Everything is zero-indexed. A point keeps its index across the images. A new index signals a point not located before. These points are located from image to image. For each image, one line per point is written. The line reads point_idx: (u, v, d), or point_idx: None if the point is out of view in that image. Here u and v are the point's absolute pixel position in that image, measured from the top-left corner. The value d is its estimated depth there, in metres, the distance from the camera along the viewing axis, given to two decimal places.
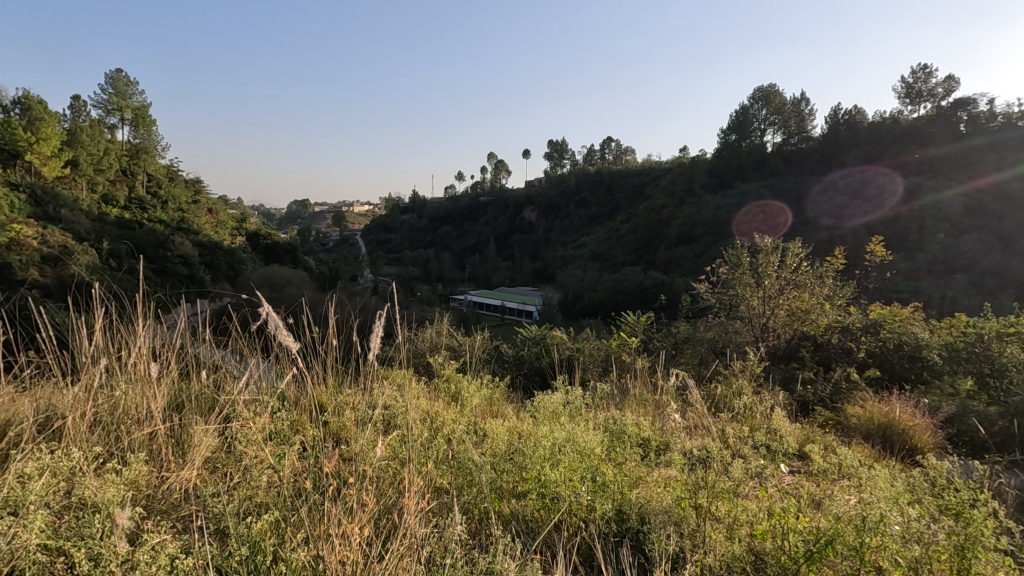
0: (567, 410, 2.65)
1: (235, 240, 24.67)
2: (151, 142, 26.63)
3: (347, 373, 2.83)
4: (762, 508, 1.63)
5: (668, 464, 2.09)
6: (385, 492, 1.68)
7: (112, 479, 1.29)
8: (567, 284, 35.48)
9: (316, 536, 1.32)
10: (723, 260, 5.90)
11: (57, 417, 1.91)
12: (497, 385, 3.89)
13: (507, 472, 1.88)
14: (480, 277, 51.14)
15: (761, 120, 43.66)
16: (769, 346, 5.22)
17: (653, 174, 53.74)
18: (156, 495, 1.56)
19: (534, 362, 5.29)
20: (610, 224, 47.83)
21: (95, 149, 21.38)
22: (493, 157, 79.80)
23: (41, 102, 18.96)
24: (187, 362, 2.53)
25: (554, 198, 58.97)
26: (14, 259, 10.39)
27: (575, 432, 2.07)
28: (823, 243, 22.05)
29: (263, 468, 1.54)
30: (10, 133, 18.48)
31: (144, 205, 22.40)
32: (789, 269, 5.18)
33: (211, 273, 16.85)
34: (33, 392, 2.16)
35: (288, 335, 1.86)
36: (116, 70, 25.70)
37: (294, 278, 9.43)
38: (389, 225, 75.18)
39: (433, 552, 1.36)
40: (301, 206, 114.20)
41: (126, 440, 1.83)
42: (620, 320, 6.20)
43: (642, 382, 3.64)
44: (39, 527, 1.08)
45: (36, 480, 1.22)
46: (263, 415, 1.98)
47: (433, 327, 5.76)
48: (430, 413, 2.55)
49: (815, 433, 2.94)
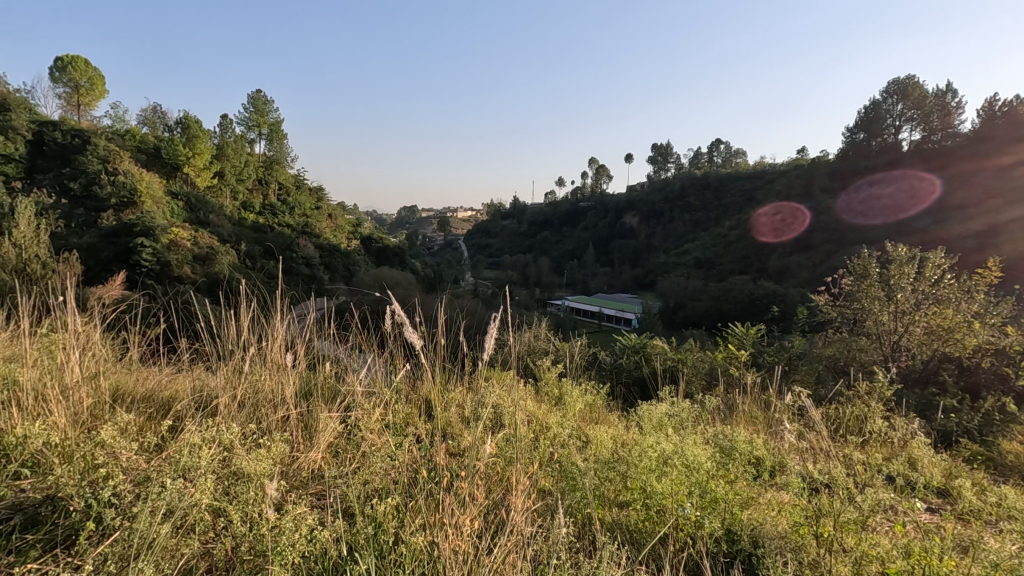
0: (672, 422, 2.57)
1: (351, 244, 26.54)
2: (283, 154, 29.25)
3: (454, 371, 2.91)
4: (898, 546, 1.48)
5: (784, 487, 1.94)
6: (493, 488, 1.74)
7: (260, 455, 1.44)
8: (669, 292, 34.31)
9: (432, 523, 1.39)
10: (847, 270, 5.41)
11: (211, 397, 2.18)
12: (600, 391, 3.84)
13: (610, 480, 1.86)
14: (578, 283, 50.72)
15: (896, 116, 39.11)
16: (901, 367, 4.70)
17: (767, 177, 50.23)
18: (289, 470, 1.73)
19: (632, 371, 5.18)
20: (717, 231, 45.39)
21: (237, 161, 23.88)
22: (595, 163, 79.47)
23: (197, 121, 21.72)
24: (314, 354, 2.79)
25: (657, 203, 57.15)
26: (173, 258, 12.02)
27: (684, 445, 1.99)
28: (972, 253, 19.29)
29: (383, 457, 1.66)
30: (173, 149, 21.44)
31: (275, 211, 24.91)
32: (929, 281, 4.61)
33: (329, 273, 18.24)
34: (190, 375, 2.50)
35: (412, 332, 1.99)
36: (256, 90, 28.72)
37: (402, 279, 9.87)
38: (491, 230, 77.10)
39: (539, 551, 1.38)
40: (411, 214, 121.88)
41: (264, 421, 2.03)
42: (727, 332, 5.84)
43: (752, 399, 3.44)
44: (205, 492, 1.23)
45: (203, 450, 1.39)
46: (379, 408, 2.15)
47: (535, 330, 5.83)
48: (536, 415, 2.60)
49: (963, 468, 2.57)
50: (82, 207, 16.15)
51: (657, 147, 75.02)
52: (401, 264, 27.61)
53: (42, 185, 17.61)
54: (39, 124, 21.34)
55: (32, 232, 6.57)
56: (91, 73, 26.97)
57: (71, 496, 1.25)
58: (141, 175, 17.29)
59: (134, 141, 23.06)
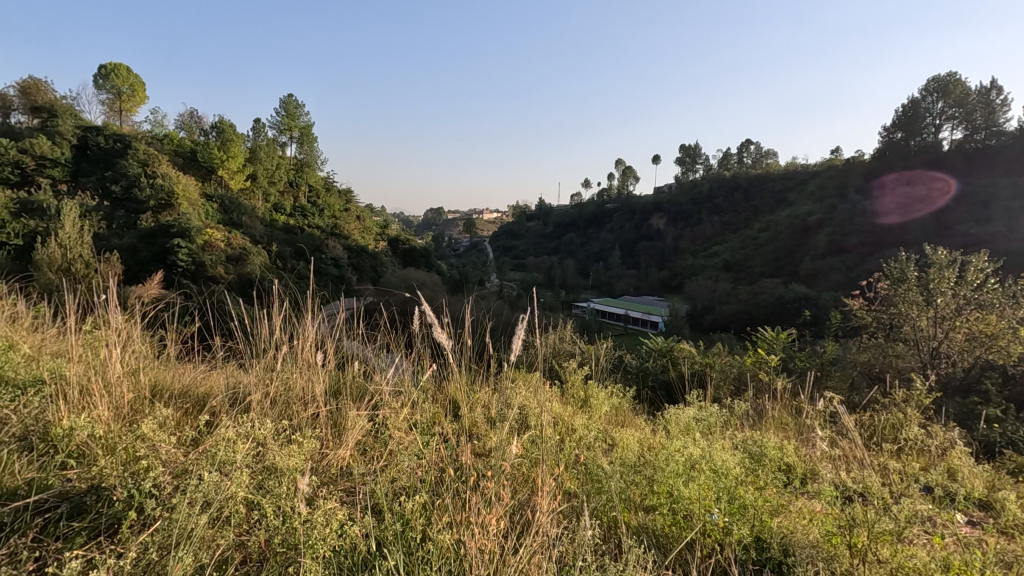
0: (700, 426, 2.52)
1: (378, 245, 26.86)
2: (313, 157, 29.79)
3: (480, 371, 2.92)
4: (936, 558, 1.43)
5: (816, 496, 1.88)
6: (519, 489, 1.75)
7: (293, 451, 1.48)
8: (697, 295, 33.82)
9: (459, 521, 1.39)
10: (883, 274, 5.26)
11: (244, 393, 2.24)
12: (625, 394, 3.79)
13: (636, 484, 1.84)
14: (604, 286, 50.35)
15: (936, 114, 37.67)
16: (942, 374, 4.52)
17: (799, 178, 49.06)
18: (318, 466, 1.77)
19: (658, 375, 5.10)
20: (747, 233, 44.54)
21: (269, 164, 24.49)
22: (623, 165, 78.91)
23: (231, 125, 22.33)
24: (342, 353, 2.84)
25: (685, 205, 56.40)
26: (207, 259, 12.42)
27: (711, 450, 1.95)
28: (1018, 256, 18.46)
29: (410, 455, 1.69)
30: (208, 152, 22.11)
31: (305, 213, 25.39)
32: (970, 286, 4.45)
33: (357, 274, 18.46)
34: (224, 372, 2.58)
35: (440, 332, 2.00)
36: (288, 95, 29.35)
37: (428, 280, 9.95)
38: (517, 232, 77.22)
39: (564, 552, 1.38)
40: (438, 216, 123.19)
41: (295, 417, 2.08)
42: (757, 336, 5.72)
43: (783, 405, 3.37)
44: (240, 485, 1.27)
45: (235, 445, 1.42)
46: (406, 408, 2.18)
47: (561, 332, 5.81)
48: (561, 417, 2.60)
49: (1008, 481, 2.46)
50: (123, 209, 16.79)
51: (686, 148, 74.12)
52: (427, 266, 27.85)
53: (86, 188, 18.37)
54: (84, 130, 22.26)
55: (77, 233, 6.85)
56: (132, 80, 28.00)
57: (112, 486, 1.30)
58: (177, 178, 17.87)
59: (171, 146, 23.82)
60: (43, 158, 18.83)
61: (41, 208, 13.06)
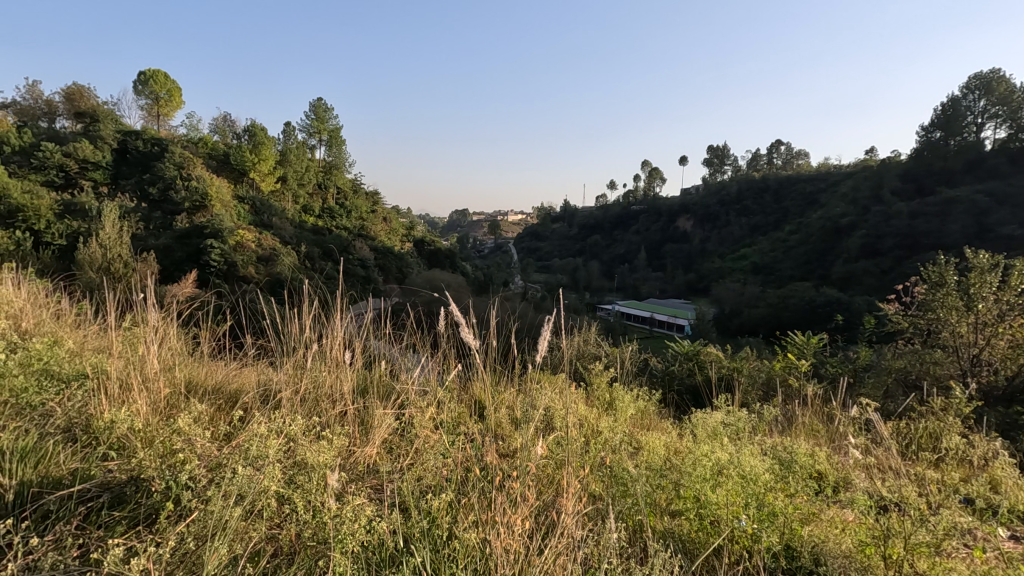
0: (728, 431, 2.47)
1: (404, 246, 27.16)
2: (341, 159, 30.30)
3: (504, 372, 2.92)
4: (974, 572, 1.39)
5: (848, 504, 1.84)
6: (545, 491, 1.75)
7: (323, 448, 1.50)
8: (725, 299, 33.25)
9: (485, 521, 1.40)
10: (921, 278, 5.09)
11: (274, 390, 2.28)
12: (651, 397, 3.74)
13: (663, 487, 1.82)
14: (629, 288, 49.91)
15: (978, 113, 36.29)
16: (982, 384, 4.30)
17: (832, 179, 47.81)
18: (346, 462, 1.80)
19: (684, 379, 5.04)
20: (777, 236, 43.62)
21: (299, 167, 25.01)
22: (649, 166, 78.16)
23: (263, 129, 22.87)
24: (369, 352, 2.88)
25: (712, 207, 55.53)
26: (239, 259, 12.75)
27: (740, 455, 1.92)
28: None
29: (436, 455, 1.71)
30: (241, 155, 22.71)
31: (333, 214, 25.79)
32: (1015, 291, 4.26)
33: (382, 274, 18.74)
34: (256, 369, 2.64)
35: (467, 331, 2.01)
36: (317, 99, 29.94)
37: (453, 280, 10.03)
38: (542, 233, 77.16)
39: (589, 554, 1.37)
40: (463, 219, 124.09)
41: (324, 414, 2.12)
42: (787, 340, 5.60)
43: (813, 411, 3.29)
44: (271, 480, 1.30)
45: (268, 441, 1.45)
46: (432, 407, 2.19)
47: (585, 335, 5.77)
48: (586, 419, 2.58)
49: None
50: (160, 210, 17.34)
51: (714, 149, 72.99)
52: (452, 267, 28.01)
53: (125, 190, 19.03)
54: (124, 134, 23.10)
55: (117, 233, 7.10)
56: (170, 86, 28.96)
57: (150, 478, 1.34)
58: (211, 180, 18.39)
59: (206, 149, 24.52)
60: (86, 161, 19.52)
61: (83, 209, 13.56)
